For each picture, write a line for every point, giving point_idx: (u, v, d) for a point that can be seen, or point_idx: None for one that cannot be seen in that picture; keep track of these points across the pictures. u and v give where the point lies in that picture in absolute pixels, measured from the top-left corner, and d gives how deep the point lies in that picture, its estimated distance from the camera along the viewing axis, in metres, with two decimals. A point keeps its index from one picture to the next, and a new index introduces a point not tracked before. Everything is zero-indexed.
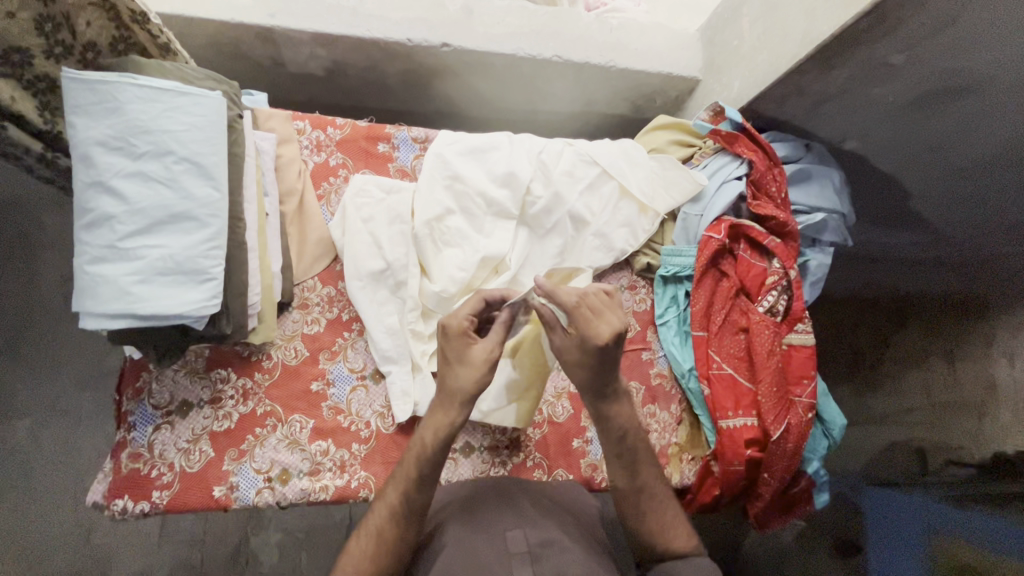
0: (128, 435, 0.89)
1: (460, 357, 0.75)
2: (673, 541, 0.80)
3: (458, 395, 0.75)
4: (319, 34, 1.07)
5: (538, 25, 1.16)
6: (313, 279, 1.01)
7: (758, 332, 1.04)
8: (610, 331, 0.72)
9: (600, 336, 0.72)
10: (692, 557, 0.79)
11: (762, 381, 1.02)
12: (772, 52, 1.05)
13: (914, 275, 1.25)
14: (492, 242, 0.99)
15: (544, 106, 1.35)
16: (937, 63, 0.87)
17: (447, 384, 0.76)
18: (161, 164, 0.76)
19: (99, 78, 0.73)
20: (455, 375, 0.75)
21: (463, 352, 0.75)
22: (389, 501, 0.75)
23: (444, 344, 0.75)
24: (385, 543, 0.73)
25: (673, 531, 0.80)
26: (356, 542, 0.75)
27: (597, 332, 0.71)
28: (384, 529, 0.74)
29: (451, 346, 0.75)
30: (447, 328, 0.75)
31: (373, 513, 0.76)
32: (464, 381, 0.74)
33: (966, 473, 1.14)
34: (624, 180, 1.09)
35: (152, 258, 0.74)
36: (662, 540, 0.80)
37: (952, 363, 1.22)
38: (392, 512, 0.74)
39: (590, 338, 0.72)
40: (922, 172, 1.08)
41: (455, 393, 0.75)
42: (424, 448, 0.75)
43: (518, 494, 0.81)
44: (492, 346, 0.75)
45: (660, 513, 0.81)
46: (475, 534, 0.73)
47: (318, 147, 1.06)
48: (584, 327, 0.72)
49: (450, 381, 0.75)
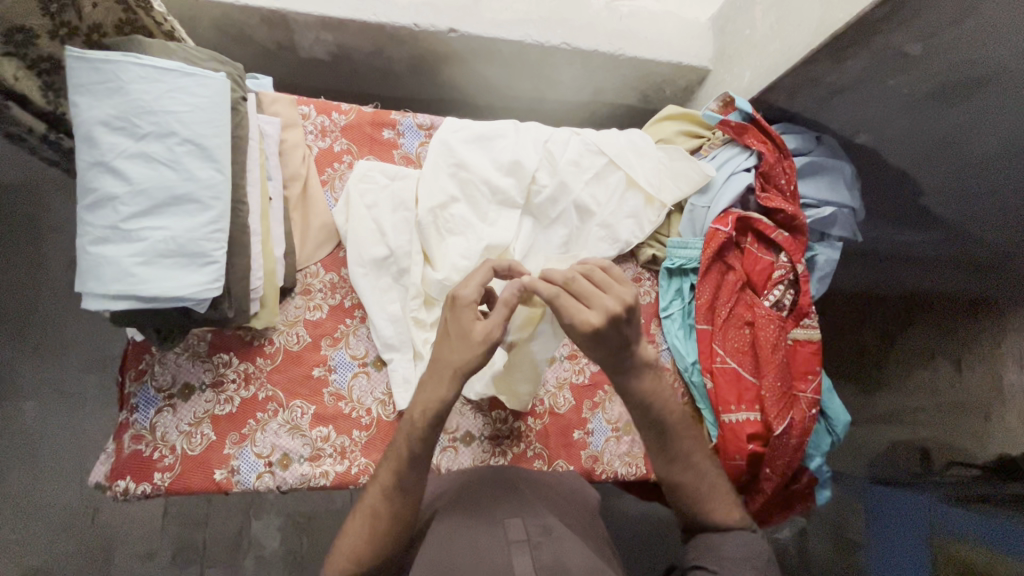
0: (131, 417, 0.89)
1: (461, 330, 0.72)
2: (703, 510, 0.80)
3: (453, 371, 0.72)
4: (325, 18, 1.06)
5: (547, 12, 1.15)
6: (316, 265, 1.01)
7: (762, 327, 1.03)
8: (602, 316, 0.70)
9: (586, 321, 0.70)
10: (733, 531, 0.78)
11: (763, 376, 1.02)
12: (785, 41, 1.03)
13: (922, 275, 1.26)
14: (496, 230, 0.98)
15: (551, 95, 1.34)
16: (955, 54, 0.86)
17: (447, 364, 0.72)
18: (164, 145, 0.75)
19: (100, 57, 0.72)
20: (451, 349, 0.72)
21: (464, 327, 0.72)
22: (381, 479, 0.74)
23: (448, 316, 0.73)
24: (381, 525, 0.72)
25: (701, 502, 0.80)
26: (353, 522, 0.75)
27: (581, 317, 0.70)
28: (380, 509, 0.73)
29: (451, 320, 0.72)
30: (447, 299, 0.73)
31: (369, 493, 0.75)
32: (457, 354, 0.72)
33: (973, 474, 1.15)
34: (631, 170, 1.08)
35: (154, 240, 0.74)
36: (697, 507, 0.80)
37: (960, 364, 1.23)
38: (384, 493, 0.73)
39: (581, 323, 0.71)
40: (933, 169, 1.07)
41: (451, 369, 0.72)
42: (417, 437, 0.73)
43: (519, 484, 0.81)
44: (494, 326, 0.71)
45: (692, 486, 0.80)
46: (469, 524, 0.72)
47: (323, 132, 1.05)
48: (571, 312, 0.71)
49: (444, 353, 0.73)
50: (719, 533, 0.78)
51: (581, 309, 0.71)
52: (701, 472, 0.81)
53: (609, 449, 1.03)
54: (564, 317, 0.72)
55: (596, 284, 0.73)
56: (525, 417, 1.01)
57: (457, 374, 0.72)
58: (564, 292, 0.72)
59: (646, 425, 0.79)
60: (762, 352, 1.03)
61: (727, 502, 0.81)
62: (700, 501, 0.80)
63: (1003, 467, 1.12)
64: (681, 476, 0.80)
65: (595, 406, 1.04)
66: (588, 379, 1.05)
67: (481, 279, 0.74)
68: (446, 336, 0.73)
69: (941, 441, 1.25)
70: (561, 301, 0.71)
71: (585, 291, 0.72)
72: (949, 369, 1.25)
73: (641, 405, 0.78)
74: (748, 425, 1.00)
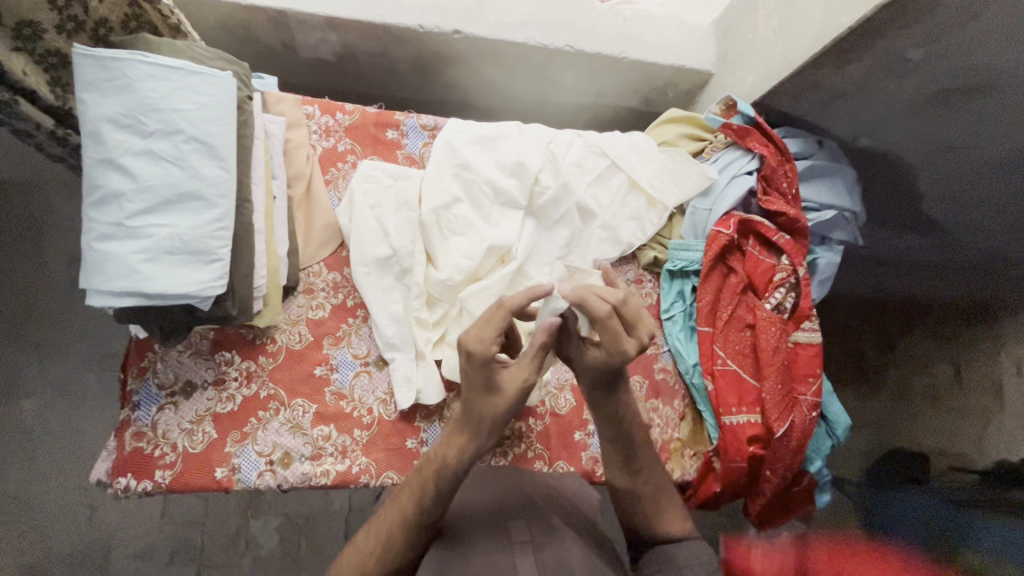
0: (132, 414, 0.89)
1: (489, 384, 0.71)
2: (668, 523, 0.81)
3: (489, 423, 0.72)
4: (330, 18, 1.07)
5: (551, 15, 1.16)
6: (319, 264, 1.01)
7: (763, 330, 1.03)
8: (636, 346, 0.73)
9: (628, 350, 0.73)
10: (688, 542, 0.80)
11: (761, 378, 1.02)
12: (787, 46, 1.04)
13: (928, 280, 1.25)
14: (500, 231, 0.98)
15: (554, 97, 1.35)
16: (956, 58, 0.86)
17: (481, 416, 0.72)
18: (170, 143, 0.76)
19: (108, 54, 0.73)
20: (482, 401, 0.72)
21: (491, 379, 0.71)
22: (402, 504, 0.73)
23: (469, 368, 0.70)
24: (394, 547, 0.72)
25: (670, 517, 0.81)
26: (366, 538, 0.74)
27: (625, 348, 0.72)
28: (397, 530, 0.72)
29: (478, 372, 0.70)
30: (464, 350, 0.69)
31: (387, 510, 0.75)
32: (491, 406, 0.72)
33: (967, 479, 1.09)
34: (633, 172, 1.08)
35: (160, 237, 0.74)
36: (657, 521, 0.81)
37: (960, 370, 1.22)
38: (405, 520, 0.72)
39: (620, 351, 0.72)
40: (935, 173, 1.08)
41: (484, 420, 0.73)
42: (445, 463, 0.72)
43: (534, 496, 0.82)
44: (522, 374, 0.72)
45: (659, 497, 0.82)
46: (484, 542, 0.72)
47: (327, 132, 1.06)
48: (612, 341, 0.71)
49: (475, 405, 0.72)
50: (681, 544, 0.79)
51: (619, 336, 0.72)
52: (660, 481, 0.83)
53: None
54: (603, 341, 0.72)
55: (637, 313, 0.73)
56: (527, 418, 1.00)
57: (495, 423, 0.73)
58: (615, 317, 0.70)
59: (612, 435, 0.80)
60: (763, 356, 1.03)
61: (677, 513, 0.83)
62: (658, 512, 0.81)
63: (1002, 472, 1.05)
64: (644, 487, 0.82)
65: None
66: None
67: (502, 326, 0.68)
68: (472, 388, 0.72)
69: (940, 447, 1.20)
70: (610, 326, 0.70)
71: (629, 317, 0.72)
72: (949, 375, 1.24)
73: (612, 420, 0.79)
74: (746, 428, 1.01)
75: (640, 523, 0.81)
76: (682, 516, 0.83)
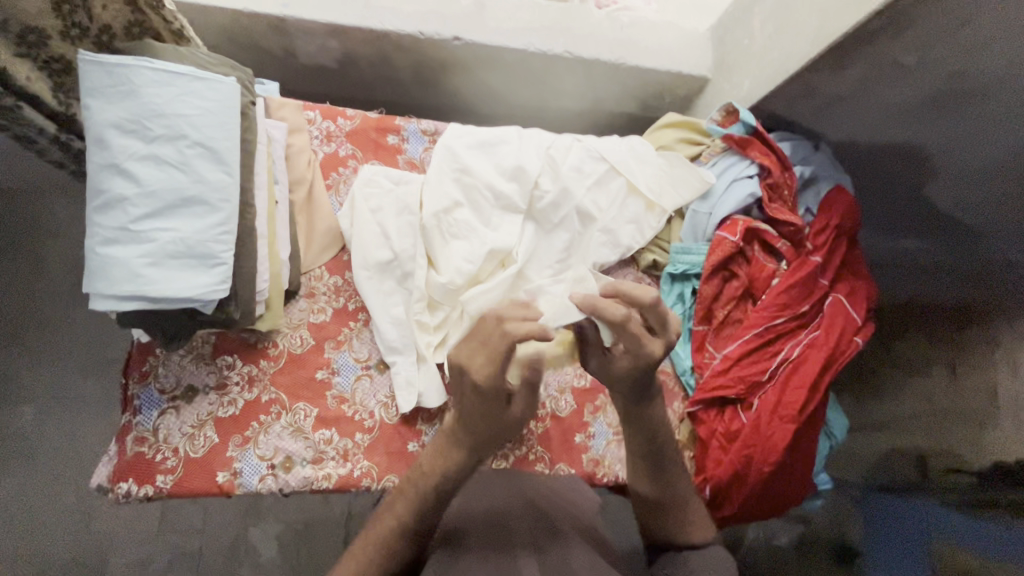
0: (133, 419, 0.90)
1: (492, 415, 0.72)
2: (692, 532, 0.83)
3: (488, 443, 0.75)
4: (332, 25, 1.08)
5: (549, 21, 1.18)
6: (320, 268, 1.01)
7: (809, 361, 1.04)
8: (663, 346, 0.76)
9: (656, 350, 0.75)
10: (711, 548, 0.83)
11: (792, 408, 1.01)
12: (782, 51, 1.05)
13: (926, 281, 1.27)
14: (500, 235, 0.99)
15: (553, 103, 1.36)
16: (949, 62, 0.87)
17: (481, 439, 0.74)
18: (174, 148, 0.76)
19: (114, 61, 0.73)
20: (481, 427, 0.73)
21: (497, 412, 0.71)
22: (401, 510, 0.74)
23: (471, 397, 0.70)
24: (389, 547, 0.73)
25: (695, 524, 0.84)
26: (361, 547, 0.74)
27: (653, 349, 0.75)
28: (390, 533, 0.74)
29: (482, 403, 0.70)
30: (469, 384, 0.69)
31: (383, 515, 0.75)
32: (490, 431, 0.74)
33: (968, 479, 1.16)
34: (632, 176, 1.10)
35: (163, 241, 0.75)
36: (680, 531, 0.83)
37: (955, 371, 1.23)
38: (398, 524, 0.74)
39: (646, 351, 0.74)
40: (947, 187, 1.10)
41: (482, 442, 0.74)
42: (446, 470, 0.75)
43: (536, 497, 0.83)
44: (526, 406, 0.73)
45: (685, 508, 0.84)
46: (490, 545, 0.73)
47: (328, 137, 1.06)
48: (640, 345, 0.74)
49: (476, 430, 0.73)
50: (697, 550, 0.82)
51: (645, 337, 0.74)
52: (683, 492, 0.85)
53: (610, 453, 1.03)
54: (629, 346, 0.74)
55: (660, 316, 0.74)
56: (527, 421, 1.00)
57: (491, 443, 0.76)
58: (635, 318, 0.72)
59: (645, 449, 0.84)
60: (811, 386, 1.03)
61: (704, 524, 0.85)
62: (682, 522, 0.83)
63: (1000, 472, 1.11)
64: (670, 496, 0.84)
65: (596, 410, 1.04)
66: (589, 382, 1.05)
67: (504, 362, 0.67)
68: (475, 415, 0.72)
69: (934, 447, 1.26)
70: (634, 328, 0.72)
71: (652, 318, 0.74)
72: (944, 376, 1.25)
73: (648, 430, 0.83)
74: (768, 450, 1.00)
75: (660, 528, 0.84)
76: (705, 522, 0.85)
